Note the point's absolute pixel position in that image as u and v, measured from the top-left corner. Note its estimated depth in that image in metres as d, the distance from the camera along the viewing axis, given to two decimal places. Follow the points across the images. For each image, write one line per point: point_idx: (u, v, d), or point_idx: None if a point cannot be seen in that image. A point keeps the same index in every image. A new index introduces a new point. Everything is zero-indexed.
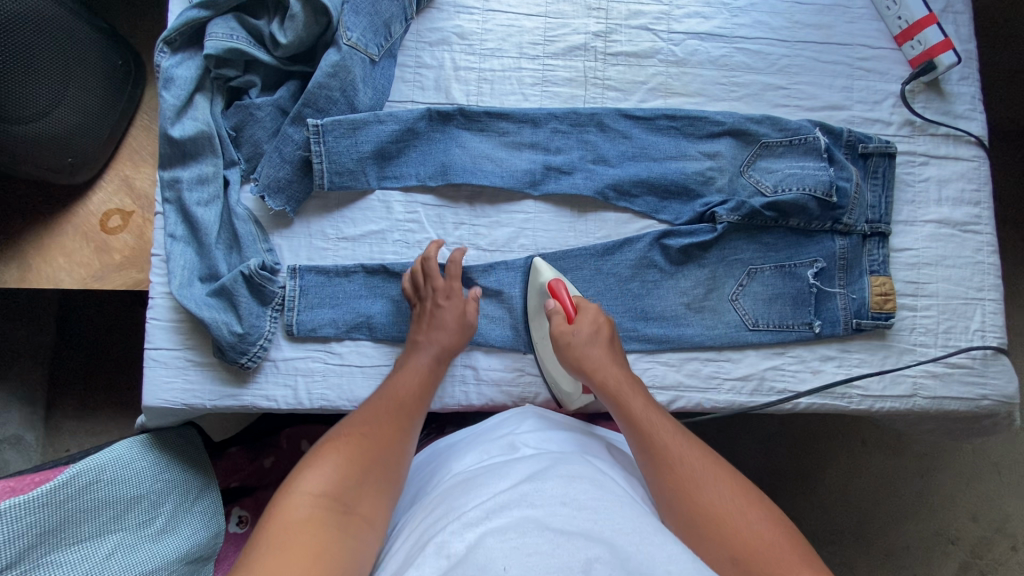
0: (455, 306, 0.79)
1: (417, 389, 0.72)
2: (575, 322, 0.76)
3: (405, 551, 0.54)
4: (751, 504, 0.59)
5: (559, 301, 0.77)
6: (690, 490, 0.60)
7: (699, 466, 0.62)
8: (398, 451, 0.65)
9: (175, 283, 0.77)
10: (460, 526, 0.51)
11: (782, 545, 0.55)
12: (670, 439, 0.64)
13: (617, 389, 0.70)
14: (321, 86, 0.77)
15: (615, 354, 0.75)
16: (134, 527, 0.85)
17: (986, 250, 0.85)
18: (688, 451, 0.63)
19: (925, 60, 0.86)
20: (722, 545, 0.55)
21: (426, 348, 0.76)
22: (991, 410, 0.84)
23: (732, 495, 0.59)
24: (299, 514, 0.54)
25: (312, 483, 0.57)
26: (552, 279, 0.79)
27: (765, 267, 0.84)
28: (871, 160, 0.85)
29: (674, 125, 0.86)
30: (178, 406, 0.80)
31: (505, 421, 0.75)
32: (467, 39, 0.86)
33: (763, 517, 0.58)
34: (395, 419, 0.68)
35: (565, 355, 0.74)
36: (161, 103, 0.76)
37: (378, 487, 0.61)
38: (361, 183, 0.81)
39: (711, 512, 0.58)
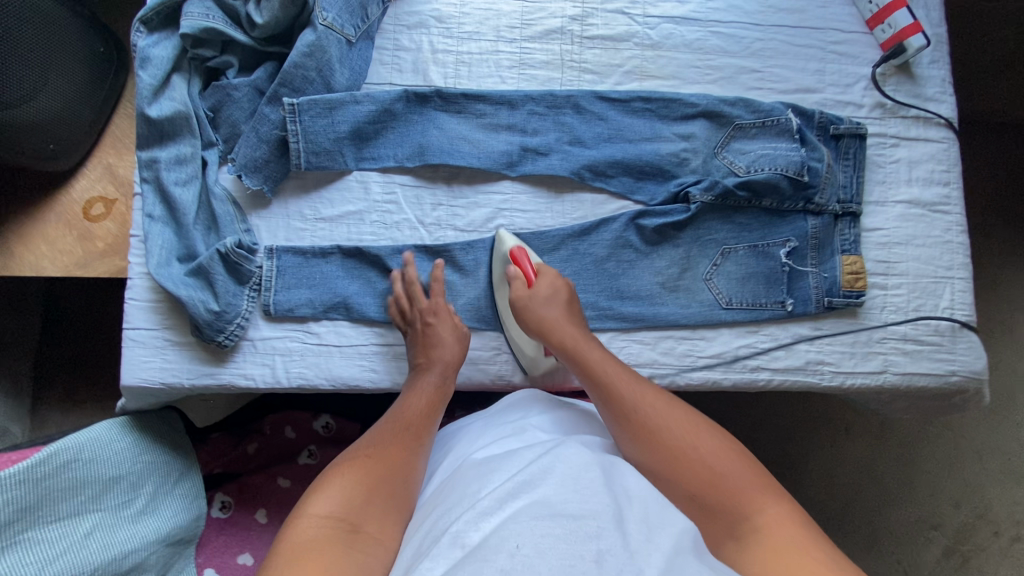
0: (446, 323, 0.79)
1: (426, 408, 0.71)
2: (535, 286, 0.78)
3: (421, 538, 0.55)
4: (710, 438, 0.63)
5: (520, 268, 0.80)
6: (653, 437, 0.63)
7: (660, 408, 0.66)
8: (409, 464, 0.65)
9: (152, 262, 0.78)
10: (472, 512, 0.52)
11: (738, 473, 0.61)
12: (630, 390, 0.68)
13: (575, 347, 0.73)
14: (297, 66, 0.78)
15: (573, 316, 0.77)
16: (113, 508, 0.86)
17: (955, 229, 0.87)
18: (648, 397, 0.67)
19: (895, 43, 0.88)
20: (682, 484, 0.61)
21: (431, 367, 0.75)
22: (960, 386, 0.85)
23: (692, 433, 0.64)
24: (310, 538, 0.55)
25: (321, 504, 0.58)
26: (514, 247, 0.81)
27: (739, 247, 0.86)
28: (843, 141, 0.86)
29: (649, 107, 0.87)
30: (157, 385, 0.81)
31: (518, 405, 0.75)
32: (445, 23, 0.87)
33: (721, 450, 0.63)
34: (405, 437, 0.67)
35: (525, 320, 0.77)
36: (137, 83, 0.77)
37: (389, 503, 0.61)
38: (338, 163, 0.82)
39: (671, 455, 0.62)
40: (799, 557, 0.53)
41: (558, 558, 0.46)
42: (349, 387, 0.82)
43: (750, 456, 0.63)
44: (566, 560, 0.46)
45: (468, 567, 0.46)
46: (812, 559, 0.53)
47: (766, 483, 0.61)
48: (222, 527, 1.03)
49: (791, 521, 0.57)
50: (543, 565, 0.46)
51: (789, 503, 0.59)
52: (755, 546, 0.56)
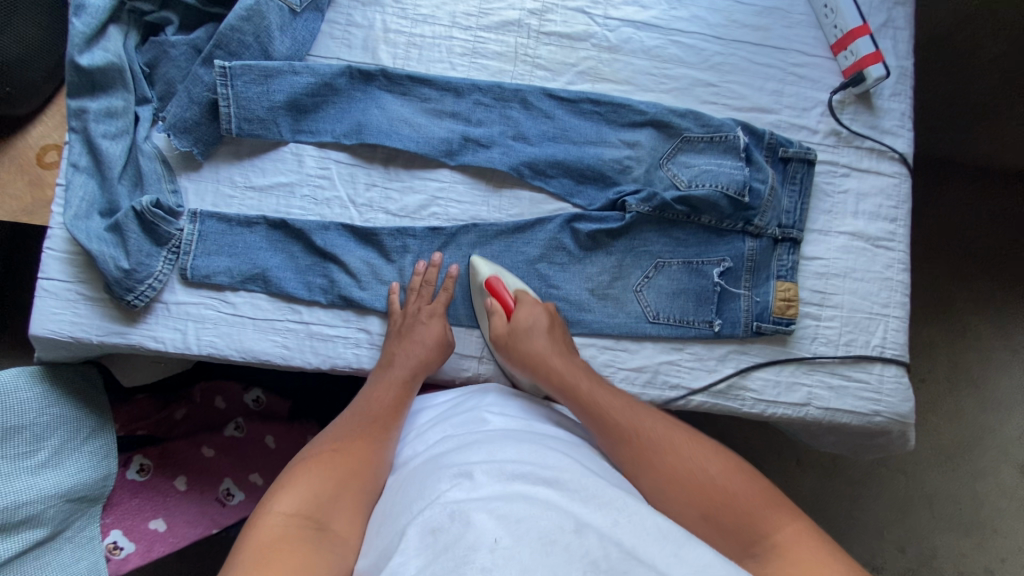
0: (436, 324, 0.79)
1: (392, 405, 0.71)
2: (515, 315, 0.77)
3: (387, 533, 0.53)
4: (717, 460, 0.61)
5: (498, 299, 0.79)
6: (653, 461, 0.61)
7: (662, 434, 0.64)
8: (376, 460, 0.64)
9: (70, 213, 0.77)
10: (444, 500, 0.51)
11: (749, 490, 0.58)
12: (626, 417, 0.66)
13: (563, 378, 0.73)
14: (234, 29, 0.77)
15: (560, 342, 0.77)
16: (12, 456, 0.85)
17: (896, 267, 0.85)
18: (648, 423, 0.65)
19: (855, 71, 0.86)
20: (692, 505, 0.58)
21: (399, 366, 0.75)
22: (884, 427, 0.83)
23: (697, 454, 0.61)
24: (275, 534, 0.52)
25: (284, 502, 0.55)
26: (491, 277, 0.81)
27: (673, 262, 0.84)
28: (791, 165, 0.84)
29: (598, 110, 0.86)
30: (65, 338, 0.79)
31: (472, 395, 0.75)
32: (401, 3, 0.86)
33: (731, 469, 0.60)
34: (372, 433, 0.66)
35: (512, 353, 0.76)
36: (70, 30, 0.75)
37: (356, 500, 0.59)
38: (272, 133, 0.81)
39: (675, 478, 0.59)
40: (826, 574, 0.49)
41: (536, 537, 0.46)
42: (259, 361, 0.80)
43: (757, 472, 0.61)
44: (545, 539, 0.46)
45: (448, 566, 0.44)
46: (831, 567, 0.50)
47: (778, 498, 0.58)
48: (136, 492, 1.01)
49: (810, 536, 0.53)
50: (525, 547, 0.45)
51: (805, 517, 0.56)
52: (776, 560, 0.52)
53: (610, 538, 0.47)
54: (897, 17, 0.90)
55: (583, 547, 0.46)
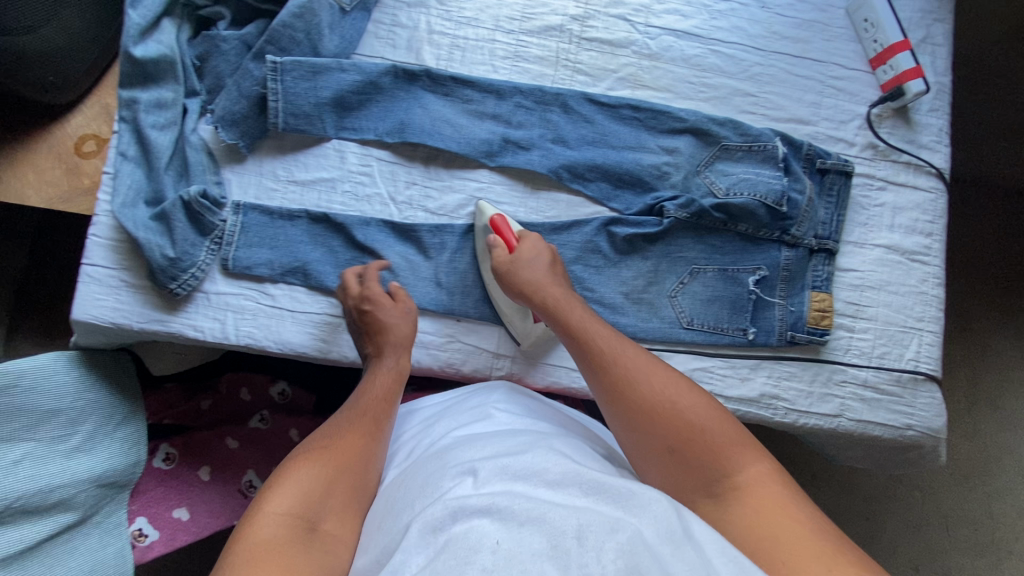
0: (399, 310, 0.77)
1: (389, 398, 0.70)
2: (517, 249, 0.78)
3: (390, 531, 0.55)
4: (691, 395, 0.61)
5: (501, 237, 0.80)
6: (626, 394, 0.63)
7: (643, 368, 0.65)
8: (371, 457, 0.63)
9: (118, 201, 0.78)
10: (445, 499, 0.52)
11: (717, 428, 0.58)
12: (611, 349, 0.67)
13: (558, 306, 0.73)
14: (286, 25, 0.78)
15: (559, 277, 0.78)
16: (47, 440, 0.86)
17: (931, 281, 0.85)
18: (629, 355, 0.66)
19: (895, 85, 0.86)
20: (657, 440, 0.59)
21: (388, 357, 0.74)
22: (915, 441, 0.83)
23: (671, 389, 0.62)
24: (269, 535, 0.52)
25: (280, 500, 0.55)
26: (495, 216, 0.81)
27: (708, 269, 0.84)
28: (828, 177, 0.85)
29: (637, 116, 0.86)
30: (106, 325, 0.80)
31: (481, 391, 0.75)
32: (445, 5, 0.87)
33: (703, 406, 0.60)
34: (371, 428, 0.65)
35: (508, 284, 0.76)
36: (126, 22, 0.77)
37: (349, 501, 0.60)
38: (316, 128, 0.82)
39: (647, 408, 0.61)
40: (777, 514, 0.51)
41: (535, 543, 0.47)
42: (296, 353, 0.81)
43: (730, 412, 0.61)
44: (545, 545, 0.47)
45: (448, 569, 0.45)
46: (791, 514, 0.51)
47: (746, 437, 0.58)
48: (162, 479, 1.02)
49: (772, 477, 0.54)
50: (524, 552, 0.46)
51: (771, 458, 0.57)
52: (734, 504, 0.53)
53: (612, 548, 0.46)
54: (936, 33, 0.90)
55: (581, 556, 0.46)
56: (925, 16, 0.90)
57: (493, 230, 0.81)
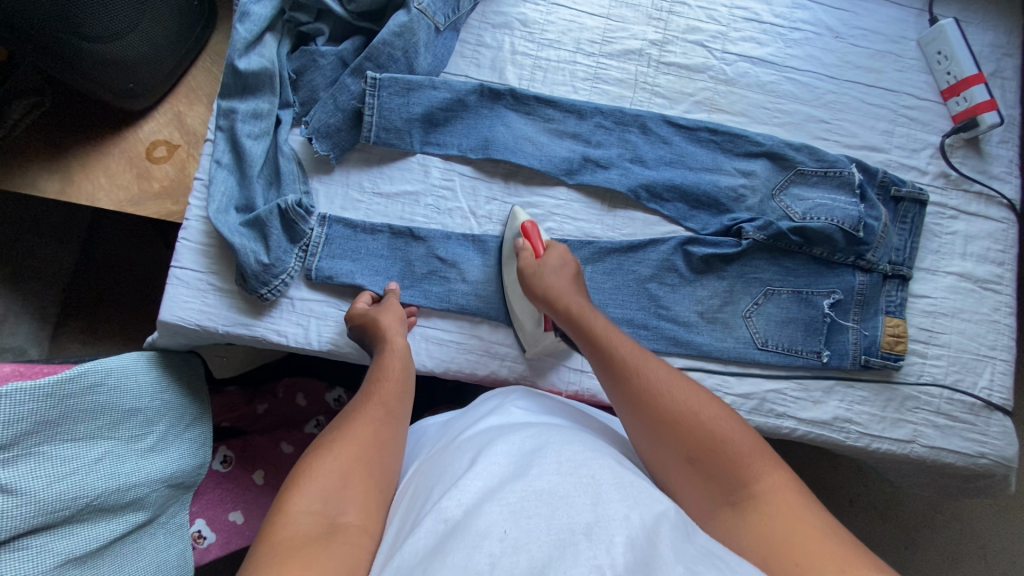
0: (394, 312, 0.78)
1: (399, 392, 0.68)
2: (543, 257, 0.79)
3: (401, 523, 0.54)
4: (712, 404, 0.59)
5: (530, 242, 0.80)
6: (646, 401, 0.60)
7: (661, 377, 0.62)
8: (388, 450, 0.61)
9: (212, 206, 0.80)
10: (458, 493, 0.52)
11: (739, 441, 0.55)
12: (630, 356, 0.65)
13: (581, 313, 0.73)
14: (385, 43, 0.81)
15: (580, 288, 0.78)
16: (126, 439, 0.86)
17: (1003, 310, 0.86)
18: (648, 364, 0.64)
19: (968, 116, 0.88)
20: (675, 446, 0.57)
21: (394, 353, 0.73)
22: (987, 470, 0.83)
23: (691, 396, 0.59)
24: (293, 538, 0.49)
25: (305, 499, 0.53)
26: (527, 222, 0.82)
27: (783, 290, 0.86)
28: (902, 204, 0.86)
29: (714, 139, 0.88)
30: (192, 326, 0.81)
31: (490, 398, 0.75)
32: (529, 27, 0.90)
33: (726, 416, 0.58)
34: (382, 423, 0.63)
35: (532, 285, 0.77)
36: (232, 36, 0.80)
37: (370, 498, 0.57)
38: (405, 143, 0.85)
39: (664, 411, 0.59)
40: (801, 528, 0.48)
41: (545, 534, 0.44)
42: None
43: (750, 424, 0.58)
44: (554, 534, 0.44)
45: (454, 550, 0.44)
46: (811, 526, 0.49)
47: (769, 451, 0.55)
48: (221, 481, 1.05)
49: (795, 491, 0.52)
50: (534, 540, 0.44)
51: (791, 470, 0.54)
52: (756, 514, 0.50)
53: (622, 541, 0.43)
54: (1005, 67, 0.92)
55: (592, 545, 0.43)
56: (995, 50, 0.93)
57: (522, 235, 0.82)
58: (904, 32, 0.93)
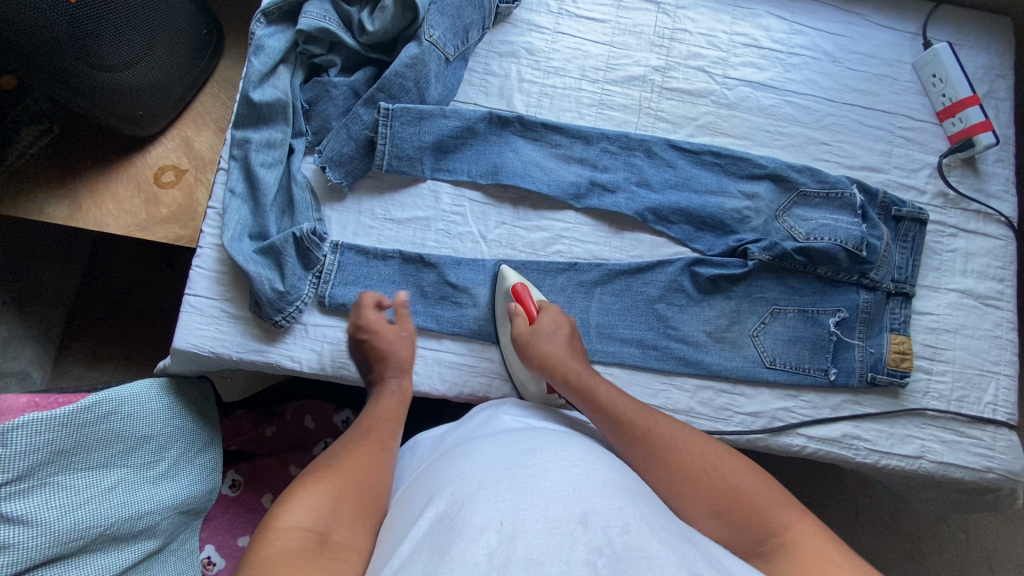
0: (402, 327, 0.78)
1: (394, 412, 0.69)
2: (537, 321, 0.79)
3: (399, 522, 0.56)
4: (724, 456, 0.62)
5: (522, 305, 0.81)
6: (664, 460, 0.62)
7: (674, 432, 0.64)
8: (382, 468, 0.62)
9: (227, 235, 0.81)
10: (451, 491, 0.54)
11: (759, 488, 0.58)
12: (639, 416, 0.66)
13: (582, 380, 0.73)
14: (397, 74, 0.83)
15: (577, 351, 0.78)
16: (139, 466, 0.86)
17: (1005, 325, 0.88)
18: (660, 422, 0.66)
19: (964, 137, 0.90)
20: (703, 505, 0.58)
21: (392, 370, 0.74)
22: (995, 484, 0.84)
23: (706, 450, 0.62)
24: (286, 551, 0.50)
25: (297, 513, 0.54)
26: (518, 283, 0.83)
27: (789, 309, 0.87)
28: (903, 224, 0.88)
29: (718, 162, 0.90)
30: (205, 353, 0.82)
31: (481, 410, 0.75)
32: (535, 55, 0.92)
33: (740, 465, 0.61)
34: (377, 441, 0.64)
35: (530, 354, 0.76)
36: (248, 68, 0.83)
37: (364, 510, 0.58)
38: (415, 169, 0.86)
39: (689, 476, 0.60)
40: (837, 567, 0.51)
41: (542, 519, 0.48)
42: None
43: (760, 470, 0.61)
44: (551, 522, 0.47)
45: (454, 545, 0.46)
46: (845, 566, 0.52)
47: (785, 494, 0.59)
48: (228, 506, 1.04)
49: (816, 529, 0.55)
50: (531, 525, 0.47)
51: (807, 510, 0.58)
52: (795, 558, 0.53)
53: (617, 527, 0.47)
54: (998, 88, 0.95)
55: (586, 534, 0.46)
56: (988, 73, 0.95)
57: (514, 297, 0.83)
58: (900, 56, 0.96)
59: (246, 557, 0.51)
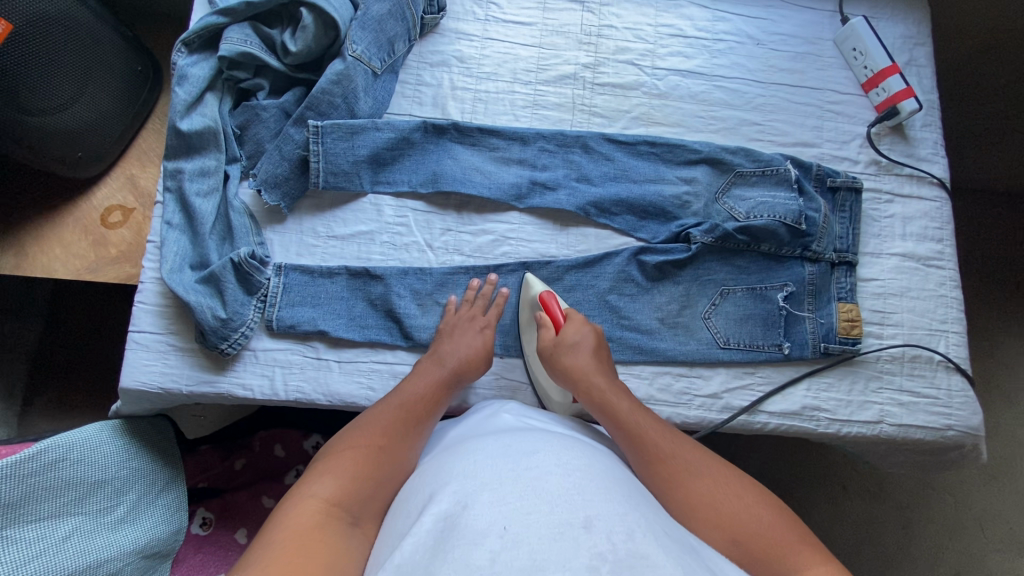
0: (484, 336, 0.81)
1: (432, 398, 0.71)
2: (563, 331, 0.79)
3: (395, 520, 0.55)
4: (747, 491, 0.59)
5: (549, 313, 0.82)
6: (682, 479, 0.61)
7: (694, 459, 0.63)
8: (410, 456, 0.63)
9: (166, 267, 0.80)
10: (454, 487, 0.53)
11: (780, 530, 0.55)
12: (663, 441, 0.65)
13: (604, 397, 0.72)
14: (324, 91, 0.84)
15: (603, 364, 0.77)
16: (94, 513, 0.84)
17: (949, 284, 0.89)
18: (682, 448, 0.64)
19: (889, 106, 0.93)
20: (722, 532, 0.55)
21: (446, 361, 0.76)
22: (957, 441, 0.84)
23: (725, 484, 0.60)
24: (311, 521, 0.52)
25: (324, 487, 0.56)
26: (543, 292, 0.84)
27: (737, 289, 0.88)
28: (839, 194, 0.90)
29: (654, 151, 0.92)
30: (154, 390, 0.80)
31: (491, 402, 0.76)
32: (465, 63, 0.93)
33: (760, 505, 0.58)
34: (409, 426, 0.66)
35: (553, 362, 0.77)
36: (173, 99, 0.82)
37: (386, 489, 0.59)
38: (354, 184, 0.86)
39: (707, 500, 0.58)
40: None
41: (546, 525, 0.46)
42: (345, 404, 0.82)
43: (793, 517, 0.58)
44: (554, 528, 0.46)
45: (455, 543, 0.45)
46: None
47: (813, 543, 0.55)
48: (201, 546, 1.01)
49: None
50: (534, 534, 0.46)
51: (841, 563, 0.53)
52: None
53: (620, 533, 0.46)
54: (918, 56, 0.98)
55: (591, 539, 0.45)
56: (907, 42, 0.98)
57: (540, 305, 0.83)
58: (820, 33, 0.98)
59: (267, 522, 0.53)
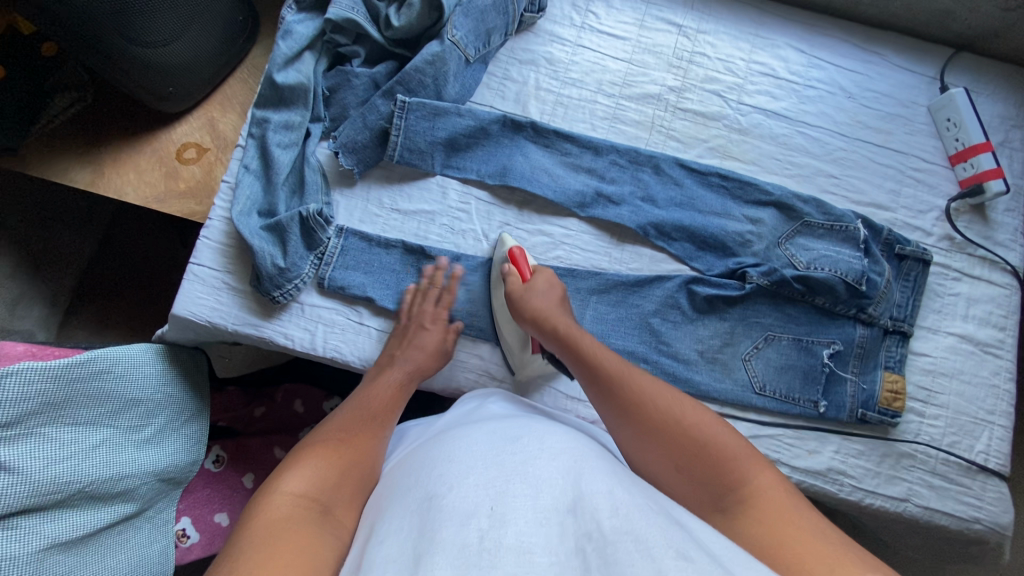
0: (437, 333, 0.80)
1: (390, 401, 0.72)
2: (531, 281, 0.80)
3: (386, 502, 0.56)
4: (695, 411, 0.60)
5: (516, 267, 0.82)
6: (634, 407, 0.62)
7: (649, 383, 0.65)
8: (373, 451, 0.64)
9: (236, 208, 0.83)
10: (443, 474, 0.53)
11: (725, 442, 0.57)
12: (619, 370, 0.67)
13: (569, 333, 0.74)
14: (417, 70, 0.86)
15: (567, 310, 0.79)
16: (124, 429, 0.86)
17: (1003, 375, 0.86)
18: (638, 377, 0.65)
19: (975, 182, 0.90)
20: (668, 454, 0.58)
21: (397, 364, 0.77)
22: (982, 536, 0.81)
23: (676, 405, 0.61)
24: (281, 515, 0.52)
25: (294, 482, 0.56)
26: (515, 248, 0.83)
27: (784, 337, 0.87)
28: (905, 262, 0.88)
29: (725, 184, 0.91)
30: (201, 322, 0.83)
31: (471, 397, 0.76)
32: (554, 65, 0.95)
33: (712, 421, 0.59)
34: (363, 424, 0.67)
35: (518, 309, 0.78)
36: (275, 52, 0.86)
37: (353, 483, 0.60)
38: (426, 164, 0.88)
39: (655, 422, 0.60)
40: (790, 523, 0.49)
41: (532, 510, 0.46)
42: None
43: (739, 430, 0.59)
44: (540, 512, 0.46)
45: (440, 528, 0.46)
46: (798, 525, 0.49)
47: (757, 453, 0.56)
48: (210, 481, 1.04)
49: (783, 488, 0.53)
50: (520, 514, 0.46)
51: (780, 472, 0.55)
52: (748, 512, 0.51)
53: (606, 511, 0.46)
54: (1013, 138, 0.95)
55: (577, 522, 0.46)
56: (1004, 122, 0.95)
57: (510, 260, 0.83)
58: (915, 97, 0.96)
59: (242, 521, 0.53)
